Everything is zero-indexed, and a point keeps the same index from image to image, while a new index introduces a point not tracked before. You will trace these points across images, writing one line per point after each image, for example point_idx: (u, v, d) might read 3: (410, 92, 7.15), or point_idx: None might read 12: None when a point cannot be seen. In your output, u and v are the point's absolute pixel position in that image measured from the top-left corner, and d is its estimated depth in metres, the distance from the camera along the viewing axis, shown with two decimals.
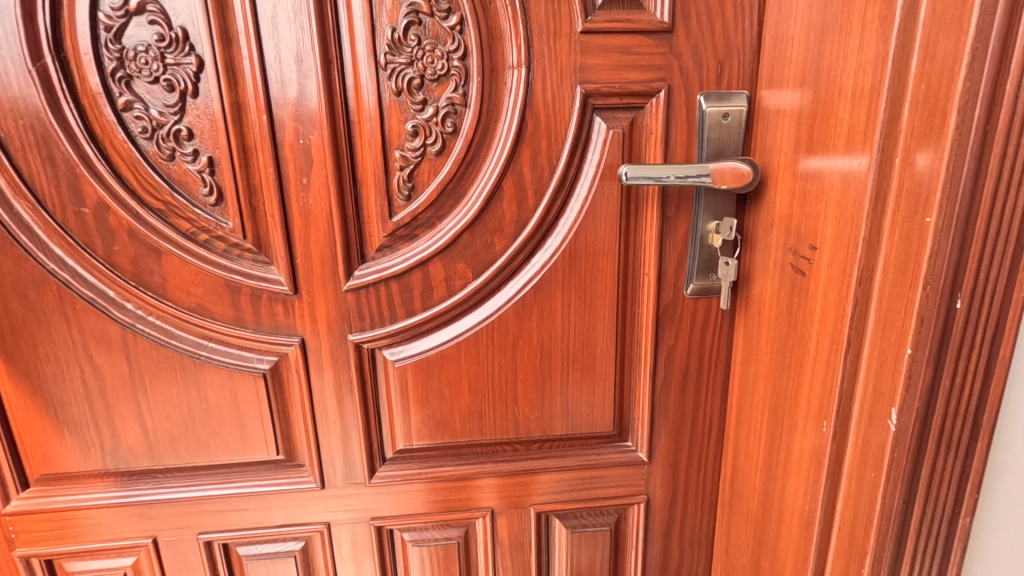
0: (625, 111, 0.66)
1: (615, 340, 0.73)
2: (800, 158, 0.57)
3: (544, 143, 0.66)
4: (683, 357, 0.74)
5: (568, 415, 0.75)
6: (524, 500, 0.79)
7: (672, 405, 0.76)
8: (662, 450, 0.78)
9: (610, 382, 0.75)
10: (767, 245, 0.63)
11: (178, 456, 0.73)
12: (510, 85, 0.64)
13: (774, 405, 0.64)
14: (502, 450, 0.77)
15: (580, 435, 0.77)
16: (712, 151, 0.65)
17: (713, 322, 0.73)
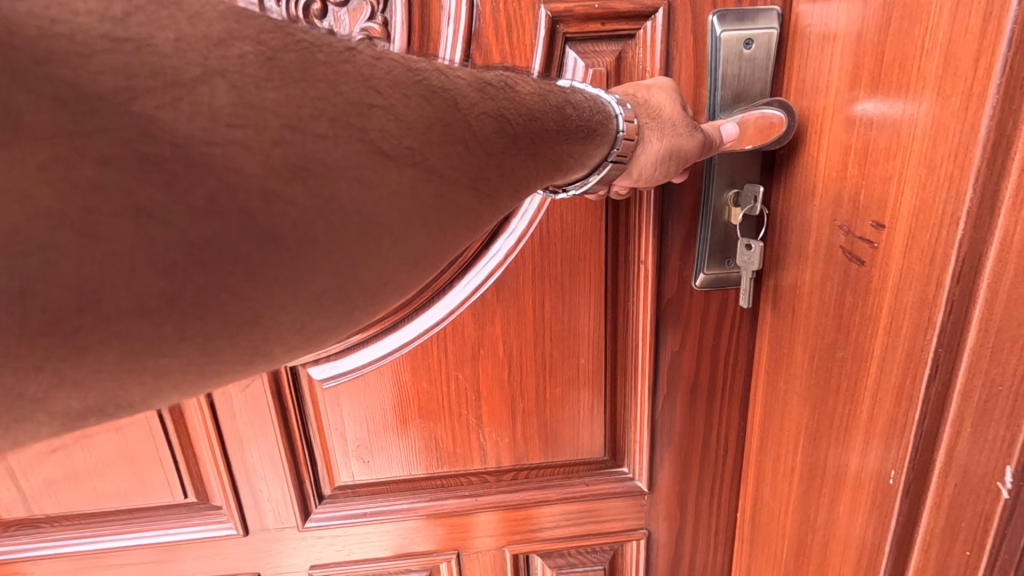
0: (610, 42, 0.49)
1: (605, 346, 0.57)
2: (860, 96, 0.39)
3: None
4: (692, 364, 0.58)
5: (547, 438, 0.60)
6: (501, 539, 0.64)
7: (678, 422, 0.60)
8: (665, 476, 0.63)
9: (599, 397, 0.59)
10: (802, 221, 0.46)
11: (59, 505, 0.58)
12: (448, 10, 0.46)
13: (811, 435, 0.48)
14: (468, 483, 0.62)
15: (562, 462, 0.62)
16: (729, 94, 0.48)
17: (729, 320, 0.57)
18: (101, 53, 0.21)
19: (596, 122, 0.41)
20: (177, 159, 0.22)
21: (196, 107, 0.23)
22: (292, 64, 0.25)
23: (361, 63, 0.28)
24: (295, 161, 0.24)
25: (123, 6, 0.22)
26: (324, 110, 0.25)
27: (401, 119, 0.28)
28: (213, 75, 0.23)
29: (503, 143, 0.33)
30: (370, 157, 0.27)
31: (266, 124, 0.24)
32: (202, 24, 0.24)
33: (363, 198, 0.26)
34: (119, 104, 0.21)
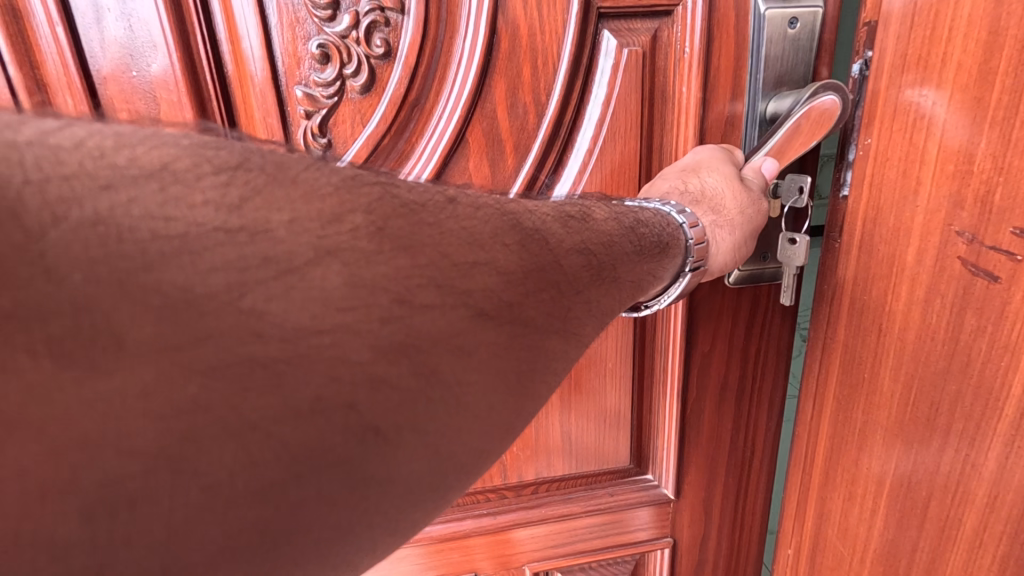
0: (645, 19, 0.44)
1: (632, 350, 0.54)
2: (995, 62, 0.29)
3: (526, 69, 0.43)
4: (722, 366, 0.55)
5: (570, 448, 0.56)
6: (519, 558, 0.60)
7: (706, 427, 0.57)
8: (691, 482, 0.59)
9: (626, 403, 0.56)
10: (898, 222, 0.35)
11: None
12: None
13: (902, 473, 0.37)
14: (484, 502, 0.57)
15: (587, 473, 0.58)
16: (772, 76, 0.45)
17: (762, 318, 0.54)
18: (215, 250, 0.19)
19: (668, 234, 0.38)
20: (284, 353, 0.19)
21: (304, 293, 0.20)
22: (401, 231, 0.24)
23: (458, 213, 0.27)
24: (403, 337, 0.22)
25: (239, 192, 0.20)
26: (434, 277, 0.23)
27: (503, 272, 0.26)
28: (323, 257, 0.21)
29: (591, 280, 0.31)
30: (470, 319, 0.24)
31: (375, 299, 0.22)
32: (315, 202, 0.22)
33: (460, 369, 0.24)
34: (227, 304, 0.19)
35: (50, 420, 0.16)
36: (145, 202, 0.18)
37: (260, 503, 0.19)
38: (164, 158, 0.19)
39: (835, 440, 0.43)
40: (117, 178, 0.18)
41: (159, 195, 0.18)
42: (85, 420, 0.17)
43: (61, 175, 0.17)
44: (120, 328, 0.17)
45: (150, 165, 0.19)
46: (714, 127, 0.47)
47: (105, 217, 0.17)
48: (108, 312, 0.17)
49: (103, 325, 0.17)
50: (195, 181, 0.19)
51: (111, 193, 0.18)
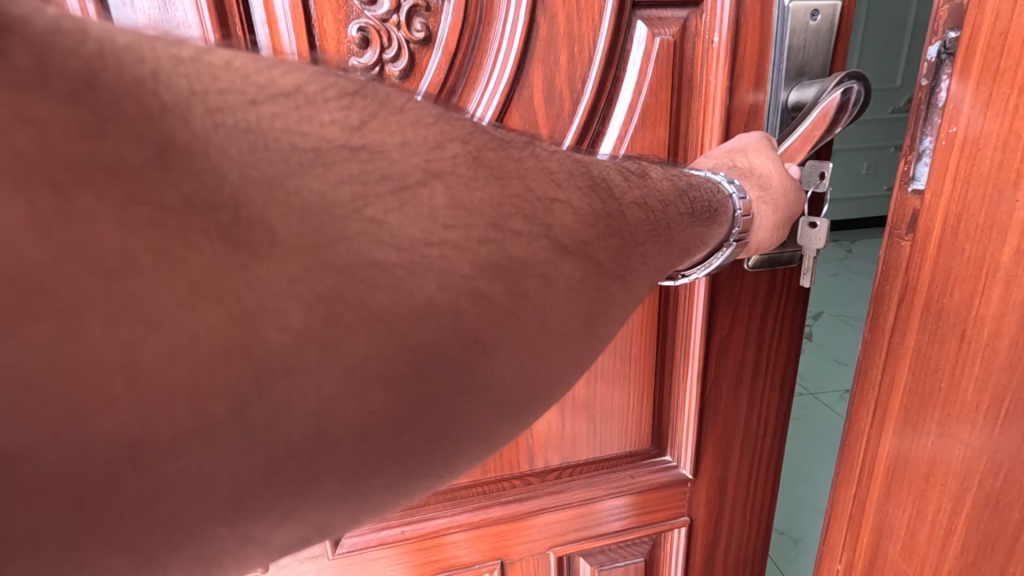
0: (675, 9, 0.45)
1: (655, 334, 0.55)
2: None
3: (563, 57, 0.44)
4: (740, 347, 0.57)
5: (594, 432, 0.57)
6: (543, 544, 0.61)
7: (723, 407, 0.59)
8: (708, 461, 0.61)
9: (648, 386, 0.57)
10: (989, 221, 0.27)
11: None
12: None
13: (992, 501, 0.28)
14: (510, 489, 0.58)
15: (609, 456, 0.59)
16: (794, 67, 0.46)
17: (778, 300, 0.56)
18: (343, 163, 0.18)
19: (717, 201, 0.35)
20: (402, 261, 0.19)
21: (416, 210, 0.20)
22: (493, 161, 0.23)
23: (538, 151, 0.25)
24: (497, 259, 0.21)
25: (358, 114, 0.20)
26: (520, 207, 0.23)
27: (578, 213, 0.25)
28: (431, 177, 0.20)
29: (652, 238, 0.29)
30: (551, 252, 0.23)
31: (474, 220, 0.21)
32: (422, 129, 0.21)
33: (545, 298, 0.23)
34: (354, 212, 0.18)
35: (209, 307, 0.15)
36: (285, 117, 0.18)
37: (383, 400, 0.18)
38: (297, 81, 0.19)
39: (894, 464, 0.34)
40: (262, 94, 0.18)
41: (295, 113, 0.18)
42: (235, 304, 0.15)
43: (217, 88, 0.17)
44: (267, 223, 0.16)
45: (286, 87, 0.18)
46: (739, 115, 0.47)
47: (255, 126, 0.17)
48: (258, 207, 0.16)
49: (255, 216, 0.16)
50: (322, 103, 0.19)
51: (257, 107, 0.17)
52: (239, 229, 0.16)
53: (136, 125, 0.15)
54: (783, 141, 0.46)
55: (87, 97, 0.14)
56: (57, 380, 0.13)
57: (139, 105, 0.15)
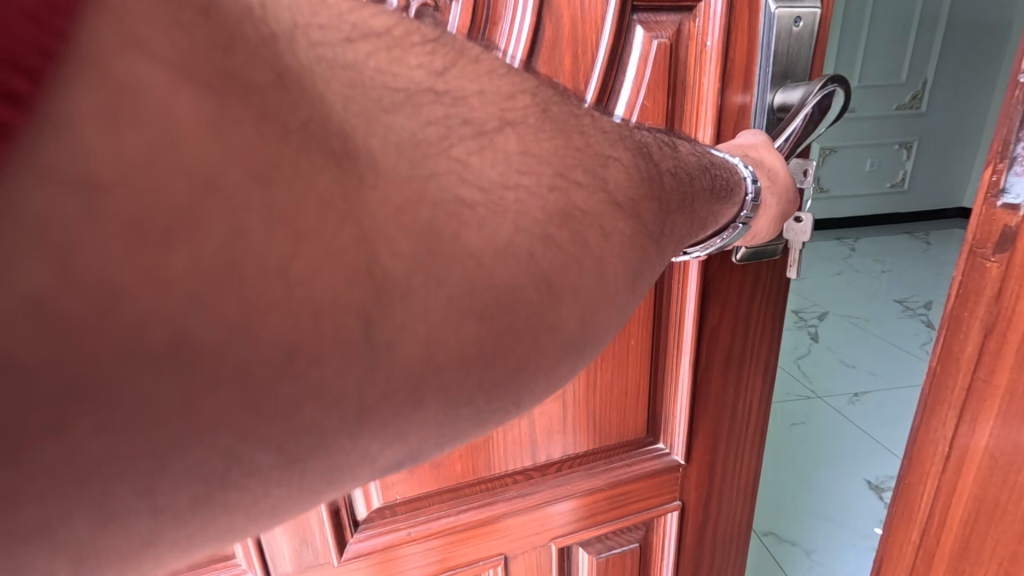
0: (671, 14, 0.49)
1: (650, 324, 0.57)
2: None
3: (567, 59, 0.47)
4: (728, 334, 0.60)
5: (594, 422, 0.58)
6: (545, 536, 0.61)
7: (713, 393, 0.62)
8: (698, 446, 0.63)
9: (644, 374, 0.58)
10: None
11: None
12: None
13: None
14: (512, 484, 0.58)
15: (607, 445, 0.60)
16: (779, 69, 0.50)
17: (763, 289, 0.59)
18: (428, 106, 0.20)
19: (733, 181, 0.38)
20: (484, 200, 0.21)
21: (494, 154, 0.22)
22: (559, 115, 0.25)
23: (595, 114, 0.28)
24: (564, 206, 0.23)
25: (442, 61, 0.22)
26: (582, 160, 0.25)
27: (628, 171, 0.27)
28: (505, 126, 0.22)
29: (680, 205, 0.31)
30: (606, 206, 0.25)
31: (542, 169, 0.23)
32: (496, 79, 0.23)
33: (604, 246, 0.25)
34: (441, 150, 0.20)
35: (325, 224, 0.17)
36: (377, 57, 0.20)
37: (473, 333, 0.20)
38: (386, 26, 0.21)
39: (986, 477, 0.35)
40: (355, 34, 0.20)
41: (386, 54, 0.20)
42: (349, 227, 0.17)
43: (318, 26, 0.19)
44: (370, 153, 0.18)
45: (377, 29, 0.21)
46: (729, 115, 0.51)
47: (350, 63, 0.19)
48: (360, 137, 0.18)
49: (357, 144, 0.18)
50: (409, 48, 0.21)
51: (352, 47, 0.19)
52: (348, 159, 0.18)
53: (257, 49, 0.17)
54: (774, 140, 0.50)
55: (208, 15, 0.16)
56: (208, 285, 0.15)
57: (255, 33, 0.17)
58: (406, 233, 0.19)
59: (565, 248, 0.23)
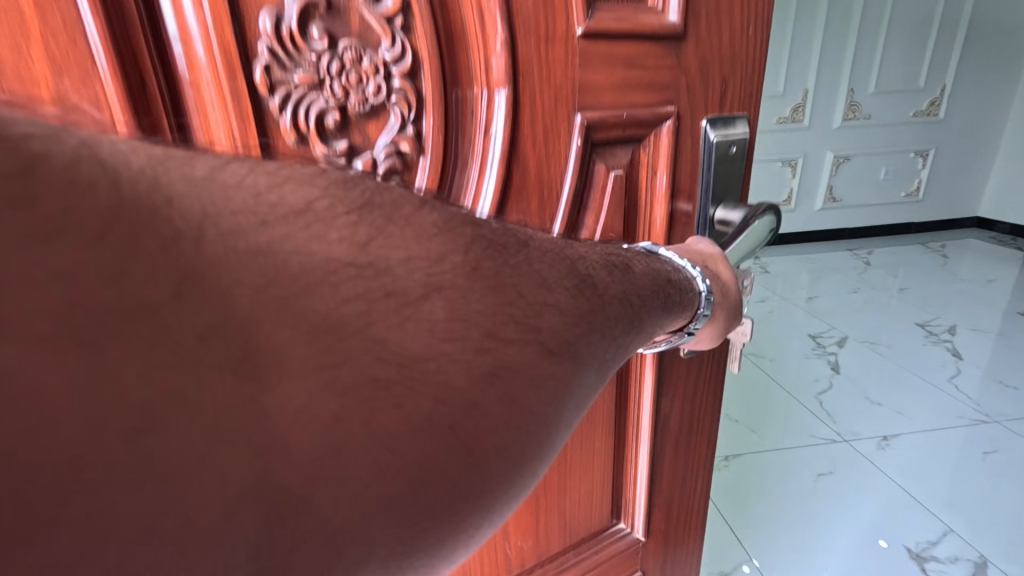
0: (625, 145, 0.53)
1: (611, 414, 0.57)
2: None
3: (534, 173, 0.50)
4: (679, 422, 0.61)
5: (558, 520, 0.58)
6: None
7: (665, 474, 0.62)
8: (652, 528, 0.64)
9: (604, 463, 0.59)
10: None
11: None
12: (488, 98, 0.46)
13: None
14: None
15: (570, 542, 0.60)
16: (717, 187, 0.57)
17: (707, 372, 0.61)
18: (347, 283, 0.23)
19: (688, 304, 0.41)
20: (399, 375, 0.24)
21: (418, 325, 0.25)
22: (491, 272, 0.28)
23: (530, 255, 0.30)
24: (489, 367, 0.27)
25: (366, 232, 0.24)
26: (511, 315, 0.28)
27: (562, 312, 0.30)
28: (431, 293, 0.25)
29: (625, 328, 0.34)
30: (540, 354, 0.29)
31: (469, 332, 0.26)
32: (427, 243, 0.26)
33: (533, 395, 0.28)
34: (359, 329, 0.23)
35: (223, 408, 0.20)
36: (294, 238, 0.22)
37: (379, 509, 0.23)
38: (307, 198, 0.23)
39: None
40: (272, 215, 0.22)
41: (306, 232, 0.22)
42: (256, 424, 0.21)
43: (232, 212, 0.21)
44: (278, 349, 0.21)
45: (297, 204, 0.23)
46: (678, 224, 0.57)
47: (274, 253, 0.21)
48: (268, 336, 0.21)
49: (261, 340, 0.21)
50: (331, 221, 0.23)
51: (268, 228, 0.22)
52: (253, 358, 0.21)
53: (156, 257, 0.19)
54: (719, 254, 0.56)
55: (108, 239, 0.18)
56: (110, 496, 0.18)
57: (162, 238, 0.19)
58: (313, 417, 0.22)
59: (486, 400, 0.26)
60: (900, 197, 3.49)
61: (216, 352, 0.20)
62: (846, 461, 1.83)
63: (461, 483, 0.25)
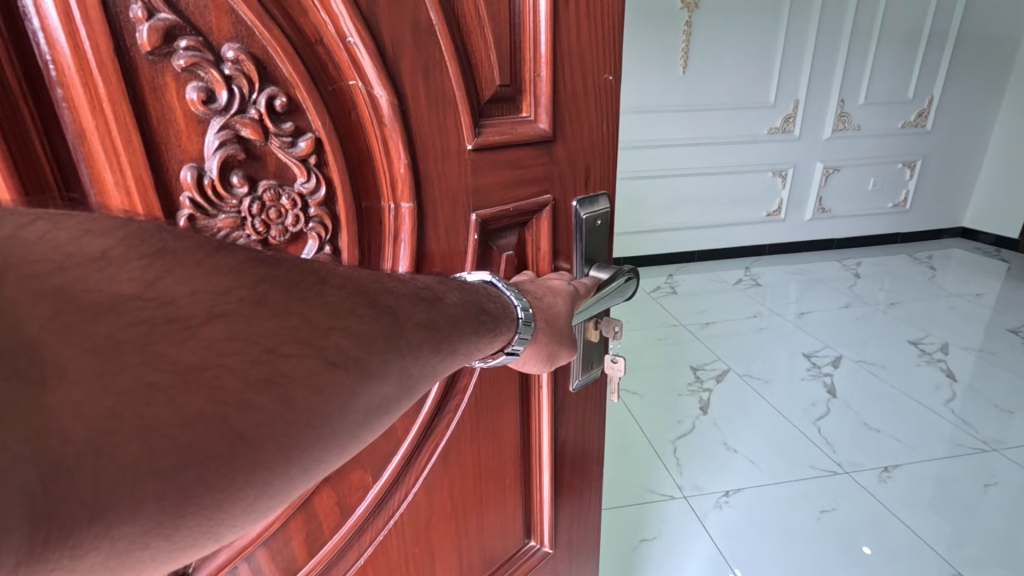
0: (511, 230, 0.62)
1: (518, 437, 0.70)
2: None
3: (444, 241, 0.56)
4: (573, 448, 0.76)
5: (480, 535, 0.71)
6: None
7: (566, 475, 0.77)
8: (561, 521, 0.80)
9: (517, 480, 0.72)
10: None
11: None
12: (398, 181, 0.51)
13: None
14: None
15: (490, 554, 0.74)
16: (586, 253, 0.68)
17: (594, 401, 0.77)
18: (133, 312, 0.27)
19: (504, 314, 0.51)
20: (176, 381, 0.28)
21: (196, 344, 0.29)
22: (279, 300, 0.33)
23: (327, 289, 0.35)
24: (268, 375, 0.31)
25: (156, 271, 0.29)
26: (294, 334, 0.33)
27: (352, 334, 0.35)
28: (214, 319, 0.30)
29: (429, 348, 0.40)
30: (322, 366, 0.33)
31: (250, 348, 0.31)
32: (215, 276, 0.31)
33: (313, 401, 0.33)
34: (139, 347, 0.27)
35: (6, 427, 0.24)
36: (86, 279, 0.27)
37: (155, 487, 0.27)
38: (103, 247, 0.28)
39: None
40: (69, 261, 0.26)
41: (95, 273, 0.27)
42: (40, 419, 0.24)
43: (32, 260, 0.25)
44: (61, 362, 0.25)
45: (92, 252, 0.27)
46: None
47: (71, 292, 0.26)
48: (54, 351, 0.25)
49: (45, 358, 0.25)
50: (123, 263, 0.28)
51: (64, 272, 0.26)
52: (40, 370, 0.24)
53: None
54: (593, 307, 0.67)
55: None
56: None
57: None
58: (90, 410, 0.25)
59: (261, 406, 0.30)
60: (885, 207, 3.73)
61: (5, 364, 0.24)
62: (847, 493, 1.78)
63: (233, 462, 0.29)
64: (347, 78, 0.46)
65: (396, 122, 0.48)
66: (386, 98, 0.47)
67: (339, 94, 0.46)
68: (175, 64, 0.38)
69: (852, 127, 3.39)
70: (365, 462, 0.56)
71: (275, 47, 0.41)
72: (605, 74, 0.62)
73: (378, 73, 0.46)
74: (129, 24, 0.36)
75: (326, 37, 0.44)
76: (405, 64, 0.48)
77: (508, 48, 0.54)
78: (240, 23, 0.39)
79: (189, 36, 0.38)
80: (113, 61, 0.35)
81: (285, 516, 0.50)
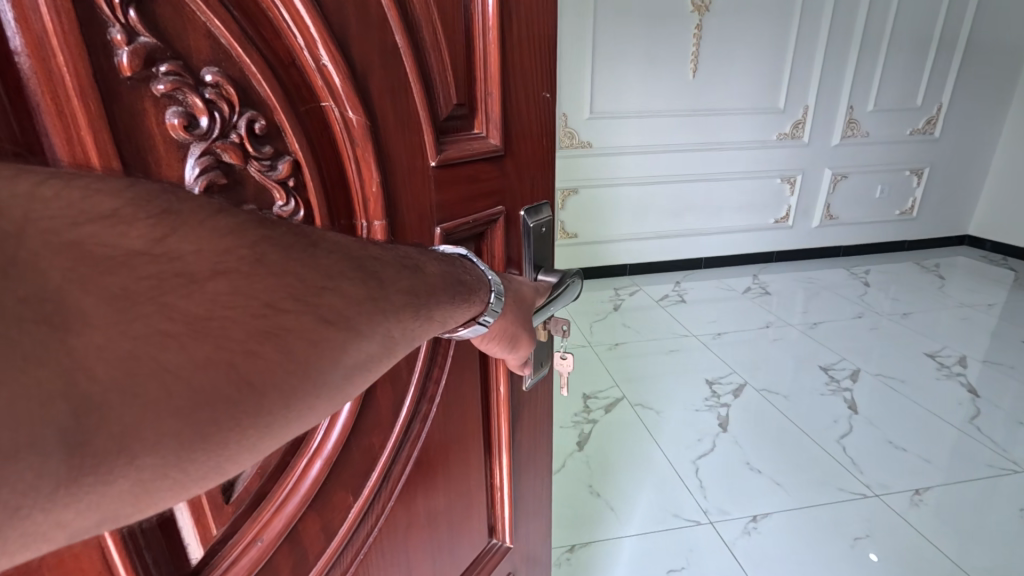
0: (471, 240, 0.68)
1: (479, 430, 0.75)
2: None
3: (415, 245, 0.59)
4: (525, 431, 0.83)
5: (451, 523, 0.74)
6: None
7: (521, 456, 0.83)
8: (519, 497, 0.86)
9: (480, 469, 0.77)
10: None
11: None
12: (372, 194, 0.53)
13: None
14: None
15: (462, 544, 0.77)
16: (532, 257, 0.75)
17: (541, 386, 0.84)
18: (143, 266, 0.30)
19: (477, 284, 0.55)
20: (185, 329, 0.31)
21: (203, 296, 0.32)
22: (275, 261, 0.35)
23: (318, 253, 0.38)
24: (267, 325, 0.34)
25: (164, 229, 0.31)
26: (290, 293, 0.35)
27: (341, 294, 0.38)
28: (217, 275, 0.33)
29: (409, 313, 0.43)
30: (316, 322, 0.37)
31: (250, 301, 0.34)
32: (217, 239, 0.33)
33: (308, 351, 0.36)
34: (151, 298, 0.30)
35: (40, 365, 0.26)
36: (101, 234, 0.29)
37: (171, 423, 0.30)
38: (112, 206, 0.30)
39: None
40: (82, 218, 0.28)
41: (111, 229, 0.29)
42: (67, 360, 0.27)
43: (49, 216, 0.27)
44: (82, 309, 0.28)
45: (102, 209, 0.29)
46: None
47: (85, 247, 0.28)
48: (75, 300, 0.28)
49: (68, 301, 0.27)
50: (133, 220, 0.30)
51: (78, 228, 0.28)
52: (62, 314, 0.27)
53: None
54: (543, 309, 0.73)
55: None
56: None
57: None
58: (111, 353, 0.28)
59: (264, 351, 0.34)
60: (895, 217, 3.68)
61: (31, 308, 0.26)
62: (870, 507, 1.77)
63: (241, 407, 0.33)
64: (321, 100, 0.49)
65: (367, 141, 0.52)
66: (358, 118, 0.50)
67: (313, 114, 0.49)
68: (154, 88, 0.38)
69: (862, 135, 3.38)
70: (348, 483, 0.57)
71: (253, 70, 0.43)
72: (543, 92, 0.70)
73: (352, 96, 0.49)
74: (108, 47, 0.35)
75: (301, 62, 0.46)
76: (374, 88, 0.52)
77: (462, 72, 0.61)
78: (218, 46, 0.41)
79: (168, 60, 0.38)
80: (91, 86, 0.34)
81: (272, 545, 0.50)
